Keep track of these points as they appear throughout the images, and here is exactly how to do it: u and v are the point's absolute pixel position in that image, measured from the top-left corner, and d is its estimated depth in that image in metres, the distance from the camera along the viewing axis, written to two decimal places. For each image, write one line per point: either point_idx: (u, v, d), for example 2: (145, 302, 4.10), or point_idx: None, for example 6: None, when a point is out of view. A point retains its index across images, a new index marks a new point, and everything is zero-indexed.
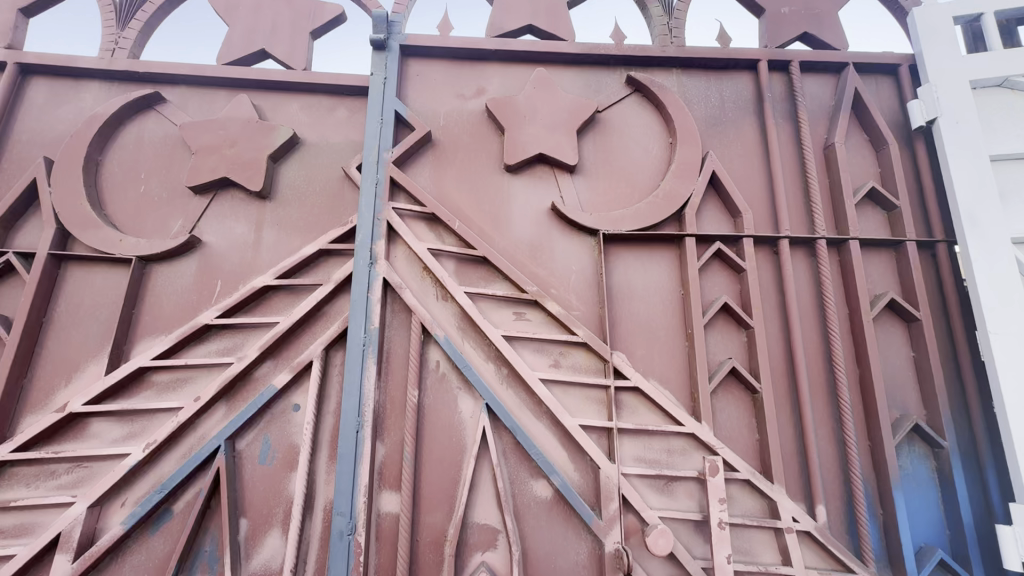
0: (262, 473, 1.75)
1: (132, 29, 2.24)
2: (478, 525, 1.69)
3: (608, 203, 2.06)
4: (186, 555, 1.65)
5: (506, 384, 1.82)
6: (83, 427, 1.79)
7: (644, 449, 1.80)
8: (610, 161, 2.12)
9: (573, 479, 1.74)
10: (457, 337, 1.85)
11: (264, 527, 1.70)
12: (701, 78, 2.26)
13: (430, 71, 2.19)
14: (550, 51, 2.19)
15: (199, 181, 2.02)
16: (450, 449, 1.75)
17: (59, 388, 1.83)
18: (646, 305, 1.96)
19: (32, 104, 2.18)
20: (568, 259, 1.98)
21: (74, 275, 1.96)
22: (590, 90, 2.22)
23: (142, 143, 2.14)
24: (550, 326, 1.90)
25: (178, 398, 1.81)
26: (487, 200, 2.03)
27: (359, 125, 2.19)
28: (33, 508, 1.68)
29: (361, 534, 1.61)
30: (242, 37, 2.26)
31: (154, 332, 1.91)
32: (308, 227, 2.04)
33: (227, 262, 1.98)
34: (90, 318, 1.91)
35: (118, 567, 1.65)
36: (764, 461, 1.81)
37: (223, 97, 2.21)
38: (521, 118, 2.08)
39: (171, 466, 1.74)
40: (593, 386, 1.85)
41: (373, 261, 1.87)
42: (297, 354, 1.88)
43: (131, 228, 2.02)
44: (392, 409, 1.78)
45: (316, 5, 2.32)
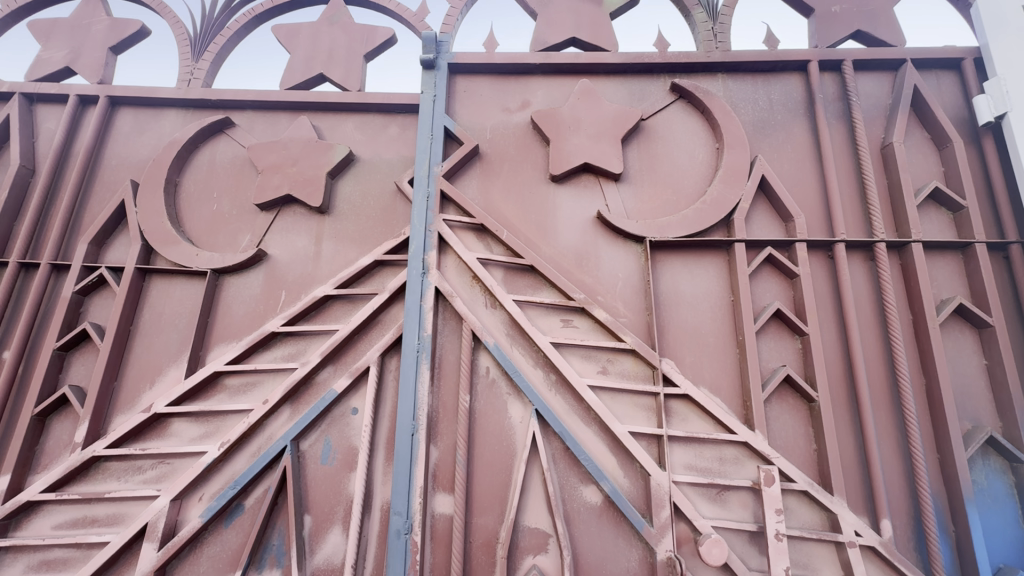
0: (324, 472, 1.85)
1: (205, 61, 2.44)
2: (529, 529, 1.72)
3: (654, 210, 2.07)
4: (257, 548, 1.76)
5: (555, 390, 1.85)
6: (165, 426, 1.95)
7: (695, 457, 1.78)
8: (655, 168, 2.13)
9: (623, 485, 1.75)
10: (507, 344, 1.90)
11: (326, 524, 1.79)
12: (748, 82, 2.24)
13: (476, 86, 2.27)
14: (593, 62, 2.23)
15: (266, 199, 2.18)
16: (501, 453, 1.80)
17: (144, 390, 2.00)
18: (695, 311, 1.95)
19: (120, 132, 2.41)
20: (615, 266, 2.00)
21: (156, 286, 2.15)
22: (634, 99, 2.23)
23: (214, 164, 2.31)
24: (598, 333, 1.92)
25: (248, 400, 1.95)
26: (533, 210, 2.08)
27: (410, 141, 2.29)
28: (123, 500, 1.85)
29: (417, 534, 1.67)
30: (303, 63, 2.42)
31: (226, 339, 2.06)
32: (364, 239, 2.15)
33: (291, 273, 2.12)
34: (171, 326, 2.08)
35: (196, 557, 1.78)
36: (823, 472, 1.75)
37: (286, 119, 2.37)
38: (566, 129, 2.12)
39: (242, 463, 1.87)
40: (642, 393, 1.85)
41: (426, 270, 1.95)
42: (355, 359, 1.98)
43: (205, 243, 2.19)
44: (444, 414, 1.84)
45: (369, 29, 2.45)
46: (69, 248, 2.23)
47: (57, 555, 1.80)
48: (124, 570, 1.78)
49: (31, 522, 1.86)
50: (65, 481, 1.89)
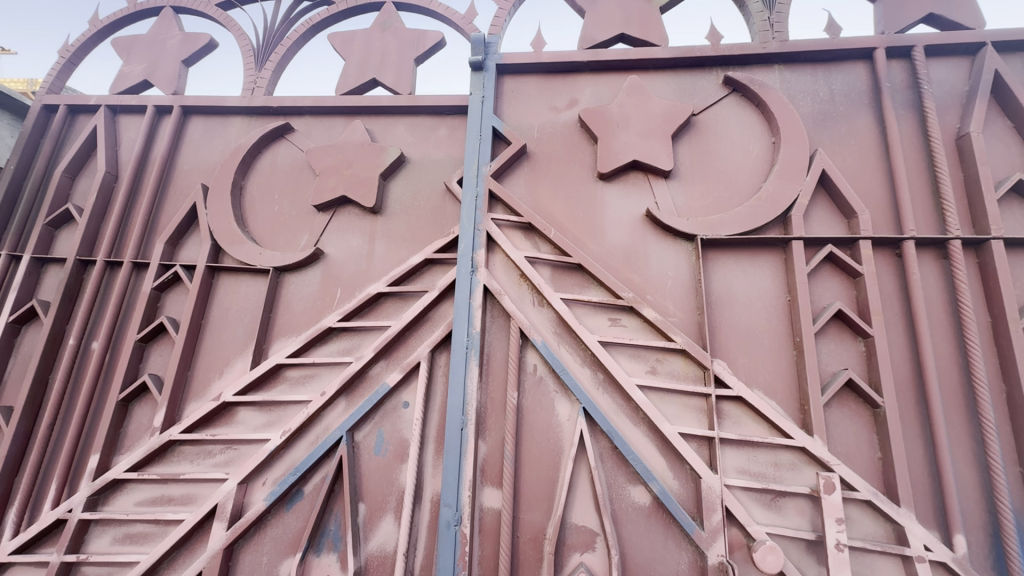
0: (377, 462, 1.92)
1: (267, 69, 2.58)
2: (576, 526, 1.73)
3: (705, 207, 2.02)
4: (315, 532, 1.85)
5: (603, 389, 1.84)
6: (232, 414, 2.08)
7: (748, 461, 1.74)
8: (706, 164, 2.08)
9: (673, 487, 1.72)
10: (554, 342, 1.91)
11: (379, 512, 1.86)
12: (807, 73, 2.14)
13: (524, 86, 2.28)
14: (642, 58, 2.20)
15: (323, 200, 2.28)
16: (548, 450, 1.81)
17: (214, 380, 2.14)
18: (749, 311, 1.90)
19: (191, 139, 2.58)
20: (664, 265, 1.97)
21: (224, 283, 2.29)
22: (684, 94, 2.19)
23: (276, 168, 2.44)
24: (646, 332, 1.90)
25: (307, 392, 2.05)
26: (581, 208, 2.08)
27: (458, 142, 2.34)
28: (195, 481, 1.98)
29: (466, 526, 1.71)
30: (357, 69, 2.51)
31: (287, 333, 2.17)
32: (414, 238, 2.21)
33: (346, 271, 2.21)
34: (237, 320, 2.22)
35: (260, 538, 1.89)
36: (889, 482, 1.67)
37: (341, 124, 2.47)
38: (615, 126, 2.11)
39: (301, 451, 1.97)
40: (692, 394, 1.82)
41: (474, 268, 1.98)
42: (406, 354, 2.04)
43: (268, 242, 2.31)
44: (493, 410, 1.87)
45: (419, 34, 2.52)
46: (147, 247, 2.42)
47: (139, 530, 1.96)
48: (196, 546, 1.91)
49: (116, 498, 2.02)
50: (145, 462, 2.05)
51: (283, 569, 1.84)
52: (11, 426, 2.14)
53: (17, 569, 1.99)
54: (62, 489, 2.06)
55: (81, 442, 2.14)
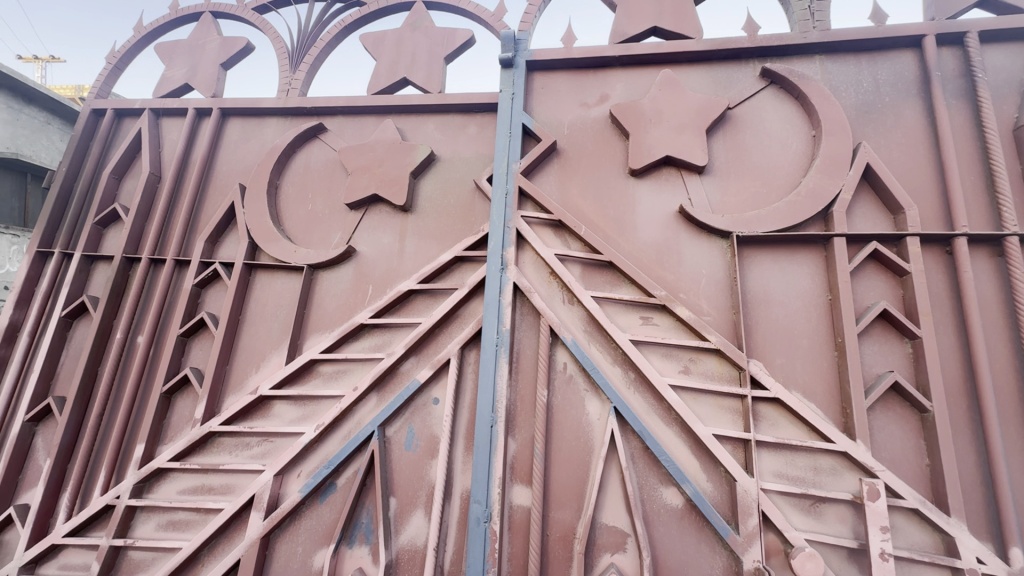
0: (408, 457, 1.94)
1: (301, 71, 2.63)
2: (607, 527, 1.71)
3: (741, 204, 1.97)
4: (348, 525, 1.89)
5: (634, 388, 1.82)
6: (268, 407, 2.14)
7: (786, 465, 1.69)
8: (742, 159, 2.02)
9: (706, 489, 1.69)
10: (585, 340, 1.89)
11: (410, 507, 1.89)
12: (850, 63, 2.06)
13: (554, 83, 2.26)
14: (676, 51, 2.15)
15: (355, 198, 2.31)
16: (578, 449, 1.80)
17: (251, 374, 2.21)
18: (787, 310, 1.84)
19: (229, 140, 2.66)
20: (698, 262, 1.93)
21: (260, 280, 2.36)
22: (719, 87, 2.13)
23: (309, 167, 2.49)
24: (679, 331, 1.87)
25: (340, 387, 2.09)
26: (612, 205, 2.05)
27: (488, 140, 2.34)
28: (234, 472, 2.05)
29: (496, 522, 1.71)
30: (388, 69, 2.54)
31: (320, 329, 2.22)
32: (444, 235, 2.23)
33: (377, 268, 2.24)
34: (273, 317, 2.28)
35: (294, 529, 1.94)
36: (937, 491, 1.59)
37: (373, 123, 2.50)
38: (647, 121, 2.07)
39: (335, 445, 2.01)
40: (727, 395, 1.78)
41: (504, 266, 1.98)
42: (436, 351, 2.06)
43: (302, 240, 2.37)
44: (522, 408, 1.86)
45: (449, 32, 2.52)
46: (188, 245, 2.50)
47: (182, 517, 2.04)
48: (234, 535, 1.97)
49: (160, 486, 2.11)
50: (187, 452, 2.13)
51: (317, 560, 1.88)
52: (64, 415, 2.25)
53: (69, 551, 2.09)
54: (111, 477, 2.16)
55: (128, 431, 2.23)
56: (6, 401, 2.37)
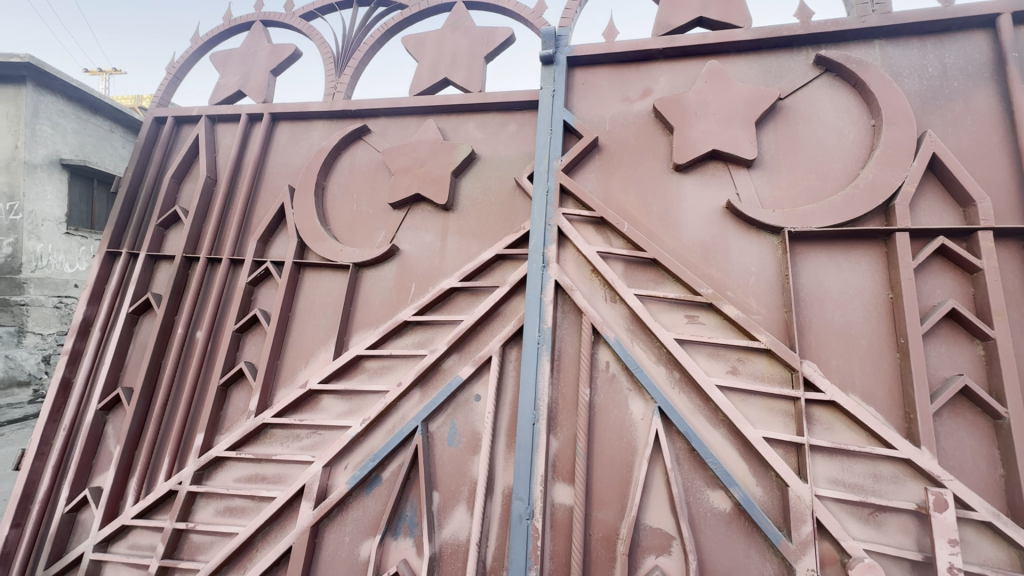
0: (450, 452, 1.97)
1: (346, 75, 2.71)
2: (651, 528, 1.68)
3: (792, 198, 1.89)
4: (393, 517, 1.93)
5: (679, 389, 1.78)
6: (317, 401, 2.22)
7: (842, 471, 1.62)
8: (795, 151, 1.94)
9: (756, 494, 1.64)
10: (628, 339, 1.87)
11: (453, 501, 1.92)
12: (913, 46, 1.94)
13: (595, 78, 2.24)
14: (723, 41, 2.08)
15: (398, 198, 2.36)
16: (622, 448, 1.77)
17: (301, 368, 2.30)
18: (843, 309, 1.76)
19: (279, 144, 2.77)
20: (747, 259, 1.87)
21: (309, 278, 2.45)
22: (770, 77, 2.05)
23: (354, 168, 2.56)
24: (727, 330, 1.82)
25: (385, 382, 2.14)
26: (656, 201, 2.01)
27: (528, 138, 2.34)
28: (285, 462, 2.14)
29: (538, 520, 1.70)
30: (430, 70, 2.58)
31: (366, 326, 2.28)
32: (485, 234, 2.24)
33: (420, 266, 2.28)
34: (321, 313, 2.36)
35: (342, 519, 2.00)
36: (1013, 503, 1.49)
37: (415, 124, 2.54)
38: (692, 115, 2.02)
39: (380, 439, 2.06)
40: (779, 397, 1.71)
41: (546, 263, 1.97)
42: (477, 348, 2.08)
43: (348, 239, 2.44)
44: (564, 406, 1.85)
45: (489, 31, 2.53)
46: (242, 245, 2.63)
47: (238, 504, 2.14)
48: (286, 523, 2.06)
49: (217, 474, 2.22)
50: (242, 442, 2.24)
51: (364, 550, 1.94)
52: (132, 405, 2.41)
53: (138, 532, 2.24)
54: (173, 463, 2.29)
55: (188, 421, 2.36)
56: (81, 390, 2.56)
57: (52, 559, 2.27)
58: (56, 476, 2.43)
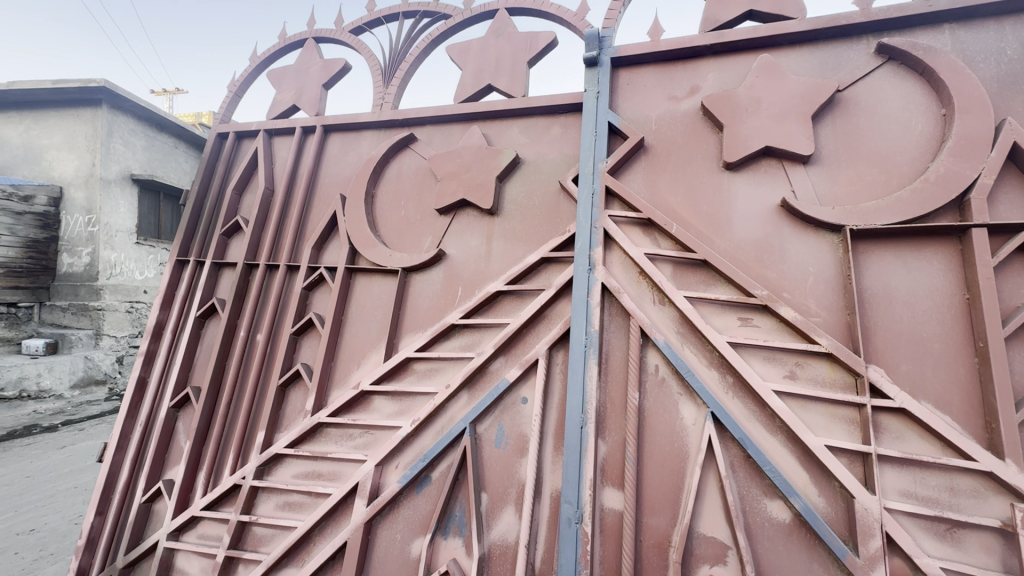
0: (498, 454, 1.99)
1: (393, 85, 2.79)
2: (705, 537, 1.63)
3: (854, 194, 1.80)
4: (443, 517, 1.97)
5: (733, 394, 1.72)
6: (368, 402, 2.29)
7: (915, 483, 1.53)
8: (856, 146, 1.85)
9: (817, 504, 1.57)
10: (677, 342, 1.83)
11: (501, 503, 1.93)
12: (988, 29, 1.81)
13: (640, 78, 2.21)
14: (775, 33, 2.01)
15: (444, 204, 2.41)
16: (673, 453, 1.74)
17: (353, 370, 2.38)
18: (912, 310, 1.66)
19: (331, 154, 2.89)
20: (804, 259, 1.80)
21: (360, 283, 2.54)
22: (827, 69, 1.97)
23: (402, 175, 2.64)
24: (783, 333, 1.75)
25: (433, 384, 2.19)
26: (706, 201, 1.96)
27: (572, 140, 2.34)
28: (340, 460, 2.22)
29: (588, 524, 1.69)
30: (474, 77, 2.63)
31: (415, 329, 2.34)
32: (530, 237, 2.26)
33: (466, 271, 2.32)
34: (372, 317, 2.44)
35: (393, 517, 2.05)
36: None
37: (459, 130, 2.59)
38: (744, 111, 1.96)
39: (429, 439, 2.10)
40: (841, 403, 1.64)
41: (592, 266, 1.96)
42: (524, 351, 2.09)
43: (396, 245, 2.51)
44: (613, 410, 1.83)
45: (532, 36, 2.55)
46: (298, 252, 2.75)
47: (296, 499, 2.24)
48: (341, 519, 2.13)
49: (277, 470, 2.33)
50: (300, 440, 2.34)
51: (415, 548, 1.98)
52: (200, 403, 2.57)
53: (205, 523, 2.38)
54: (237, 459, 2.42)
55: (250, 420, 2.50)
56: (155, 389, 2.76)
57: (131, 546, 2.45)
58: (134, 468, 2.62)
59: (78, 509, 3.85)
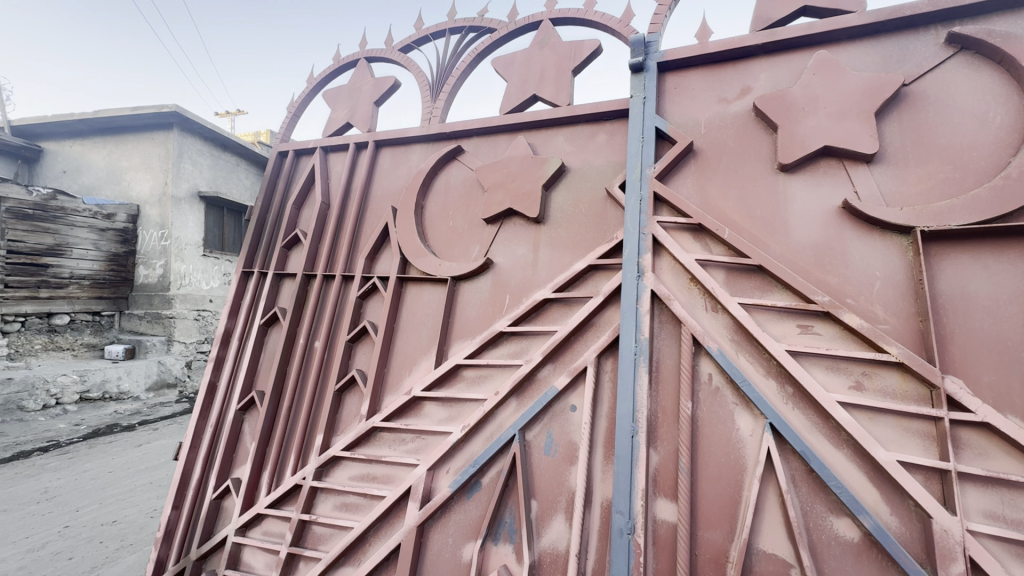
0: (547, 462, 2.00)
1: (441, 99, 2.88)
2: (765, 554, 1.57)
3: (923, 193, 1.70)
4: (493, 523, 1.99)
5: (793, 405, 1.66)
6: (420, 407, 2.36)
7: (1000, 504, 1.42)
8: (925, 142, 1.75)
9: (889, 523, 1.48)
10: (732, 350, 1.78)
11: (551, 511, 1.93)
12: None
13: (688, 82, 2.18)
14: (832, 28, 1.93)
15: (491, 213, 2.46)
16: (729, 466, 1.69)
17: (405, 376, 2.46)
18: (994, 317, 1.54)
19: (382, 168, 3.01)
20: (869, 264, 1.71)
21: (411, 292, 2.62)
22: (891, 62, 1.87)
23: (449, 187, 2.71)
24: (847, 341, 1.67)
25: (482, 391, 2.22)
26: (760, 204, 1.90)
27: (618, 147, 2.33)
28: (393, 464, 2.29)
29: (640, 535, 1.66)
30: (519, 88, 2.67)
31: (464, 336, 2.39)
32: (577, 245, 2.27)
33: (513, 279, 2.36)
34: (422, 325, 2.51)
35: (444, 521, 2.09)
36: None
37: (505, 141, 2.64)
38: (799, 111, 1.89)
39: (478, 445, 2.13)
40: (914, 417, 1.54)
41: (641, 273, 1.94)
42: (572, 358, 2.09)
43: (445, 254, 2.58)
44: (665, 420, 1.80)
45: (576, 44, 2.56)
46: (352, 262, 2.88)
47: (353, 500, 2.33)
48: (395, 521, 2.19)
49: (335, 471, 2.44)
50: (356, 443, 2.44)
51: (466, 552, 2.01)
52: (264, 406, 2.73)
53: (269, 520, 2.51)
54: (298, 460, 2.55)
55: (309, 423, 2.62)
56: (224, 392, 2.95)
57: (203, 539, 2.61)
58: (205, 466, 2.81)
59: (153, 503, 4.16)
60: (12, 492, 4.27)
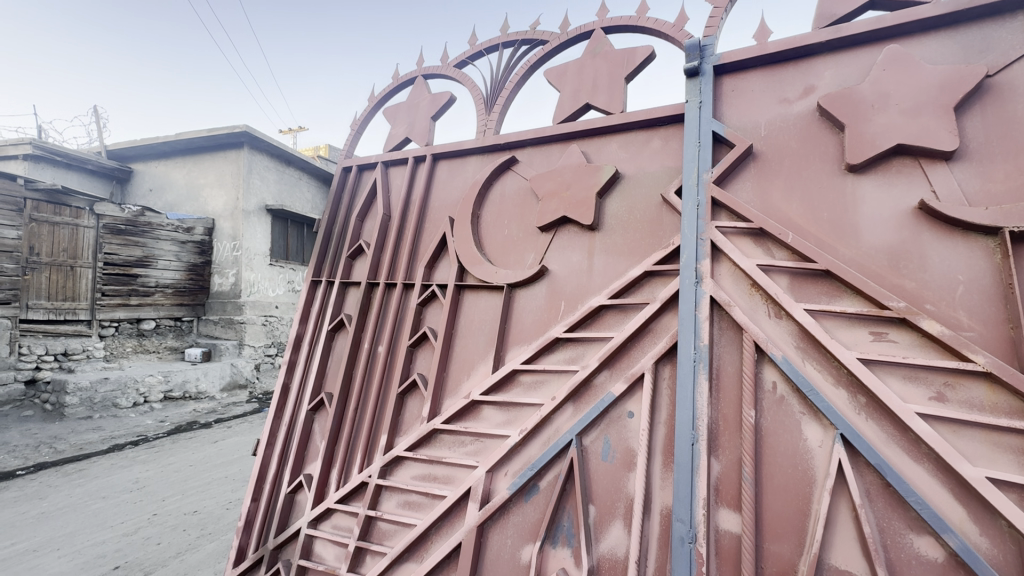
0: (605, 468, 2.01)
1: (495, 111, 2.97)
2: (836, 569, 1.51)
3: (1012, 191, 1.60)
4: (552, 526, 2.01)
5: (866, 416, 1.59)
6: (478, 411, 2.43)
7: None
8: (1012, 136, 1.64)
9: (978, 544, 1.39)
10: (798, 358, 1.72)
11: (609, 516, 1.94)
12: None
13: (746, 84, 2.14)
14: (904, 21, 1.84)
15: (546, 222, 2.51)
16: (795, 477, 1.64)
17: (464, 380, 2.55)
18: None
19: (439, 180, 3.14)
20: (950, 267, 1.61)
21: (468, 299, 2.71)
22: (971, 53, 1.76)
23: (504, 197, 2.79)
24: (926, 349, 1.58)
25: (539, 396, 2.27)
26: (827, 206, 1.84)
27: (673, 152, 2.31)
28: (454, 465, 2.37)
29: (702, 544, 1.64)
30: (572, 98, 2.71)
31: (520, 342, 2.45)
32: (632, 251, 2.27)
33: (568, 286, 2.39)
34: (480, 331, 2.60)
35: (503, 522, 2.14)
36: None
37: (558, 150, 2.68)
38: (868, 109, 1.82)
39: (536, 449, 2.17)
40: (1005, 431, 1.44)
41: (700, 279, 1.92)
42: (629, 365, 2.09)
43: (501, 262, 2.66)
44: (727, 429, 1.77)
45: (629, 52, 2.57)
46: (412, 270, 3.02)
47: (416, 499, 2.43)
48: (455, 520, 2.27)
49: (398, 470, 2.55)
50: (417, 444, 2.54)
51: (524, 554, 2.05)
52: (332, 407, 2.90)
53: (338, 515, 2.66)
54: (364, 459, 2.70)
55: (374, 424, 2.77)
56: (295, 393, 3.16)
57: (278, 530, 2.81)
58: (280, 462, 3.02)
59: (228, 495, 4.49)
60: (108, 481, 4.74)
